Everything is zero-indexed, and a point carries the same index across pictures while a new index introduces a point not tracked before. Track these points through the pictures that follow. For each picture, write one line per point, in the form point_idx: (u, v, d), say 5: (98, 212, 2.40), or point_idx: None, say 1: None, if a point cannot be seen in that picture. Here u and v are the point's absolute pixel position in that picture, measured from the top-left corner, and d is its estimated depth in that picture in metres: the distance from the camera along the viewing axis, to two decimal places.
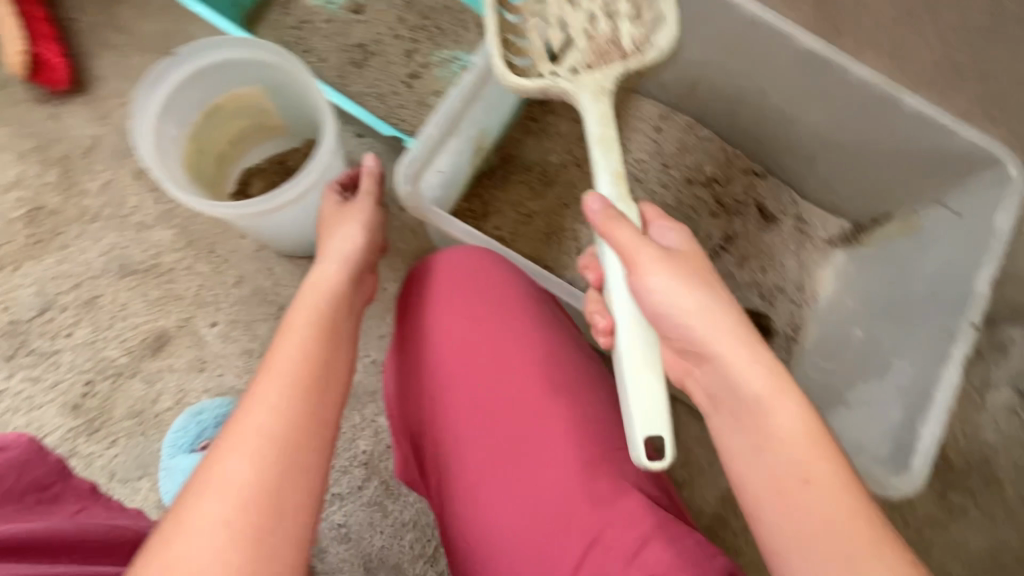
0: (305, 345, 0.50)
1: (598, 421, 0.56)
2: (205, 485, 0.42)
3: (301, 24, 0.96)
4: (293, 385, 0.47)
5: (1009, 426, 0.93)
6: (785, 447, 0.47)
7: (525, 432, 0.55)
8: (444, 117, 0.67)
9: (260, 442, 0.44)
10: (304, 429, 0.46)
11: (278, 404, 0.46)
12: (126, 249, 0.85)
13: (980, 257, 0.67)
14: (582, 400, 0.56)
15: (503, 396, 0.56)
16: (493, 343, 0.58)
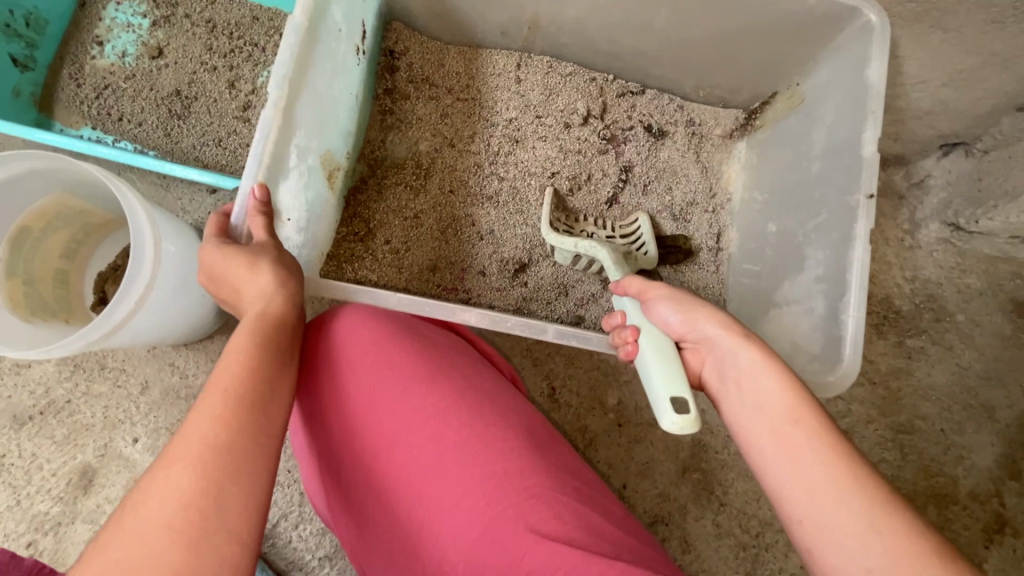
0: (213, 439, 0.39)
1: (528, 471, 0.50)
2: (107, 562, 0.34)
3: (100, 91, 0.85)
4: (198, 493, 0.37)
5: (946, 257, 0.93)
6: (783, 426, 0.46)
7: (449, 505, 0.49)
8: (260, 160, 0.56)
9: (176, 504, 0.36)
10: (203, 544, 0.36)
11: (175, 523, 0.36)
12: (12, 398, 0.78)
13: (862, 119, 0.64)
14: (505, 451, 0.51)
15: (418, 469, 0.50)
16: (393, 415, 0.51)
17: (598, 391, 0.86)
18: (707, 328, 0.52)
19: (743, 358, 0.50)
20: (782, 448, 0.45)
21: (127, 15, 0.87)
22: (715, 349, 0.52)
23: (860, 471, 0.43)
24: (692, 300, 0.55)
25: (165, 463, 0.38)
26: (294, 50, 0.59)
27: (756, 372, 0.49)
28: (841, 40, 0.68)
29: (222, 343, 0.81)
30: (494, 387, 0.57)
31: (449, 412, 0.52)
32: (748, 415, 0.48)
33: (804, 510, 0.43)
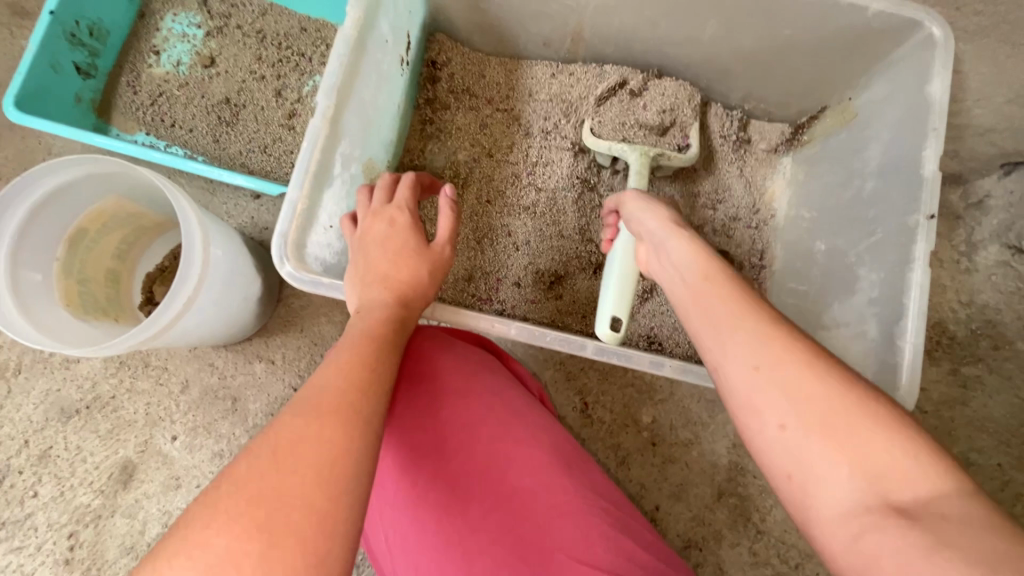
0: (342, 403, 0.39)
1: (556, 490, 0.50)
2: (244, 479, 0.34)
3: (155, 99, 0.88)
4: (332, 443, 0.37)
5: (1007, 281, 0.87)
6: (710, 304, 0.44)
7: (475, 523, 0.49)
8: (306, 168, 0.57)
9: (306, 431, 0.37)
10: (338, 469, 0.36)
11: (319, 465, 0.35)
12: (61, 392, 0.81)
13: (924, 134, 0.61)
14: (534, 468, 0.51)
15: (445, 487, 0.51)
16: (424, 432, 0.53)
17: (631, 409, 0.84)
18: (658, 227, 0.55)
19: (677, 250, 0.51)
20: (701, 312, 0.44)
21: (183, 26, 0.90)
22: (655, 241, 0.54)
23: (758, 308, 0.42)
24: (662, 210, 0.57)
25: (303, 415, 0.38)
26: (343, 60, 0.60)
27: (685, 258, 0.49)
28: (899, 55, 0.66)
29: (260, 345, 0.82)
30: (527, 405, 0.58)
31: (478, 430, 0.53)
32: (673, 281, 0.49)
33: (708, 342, 0.42)
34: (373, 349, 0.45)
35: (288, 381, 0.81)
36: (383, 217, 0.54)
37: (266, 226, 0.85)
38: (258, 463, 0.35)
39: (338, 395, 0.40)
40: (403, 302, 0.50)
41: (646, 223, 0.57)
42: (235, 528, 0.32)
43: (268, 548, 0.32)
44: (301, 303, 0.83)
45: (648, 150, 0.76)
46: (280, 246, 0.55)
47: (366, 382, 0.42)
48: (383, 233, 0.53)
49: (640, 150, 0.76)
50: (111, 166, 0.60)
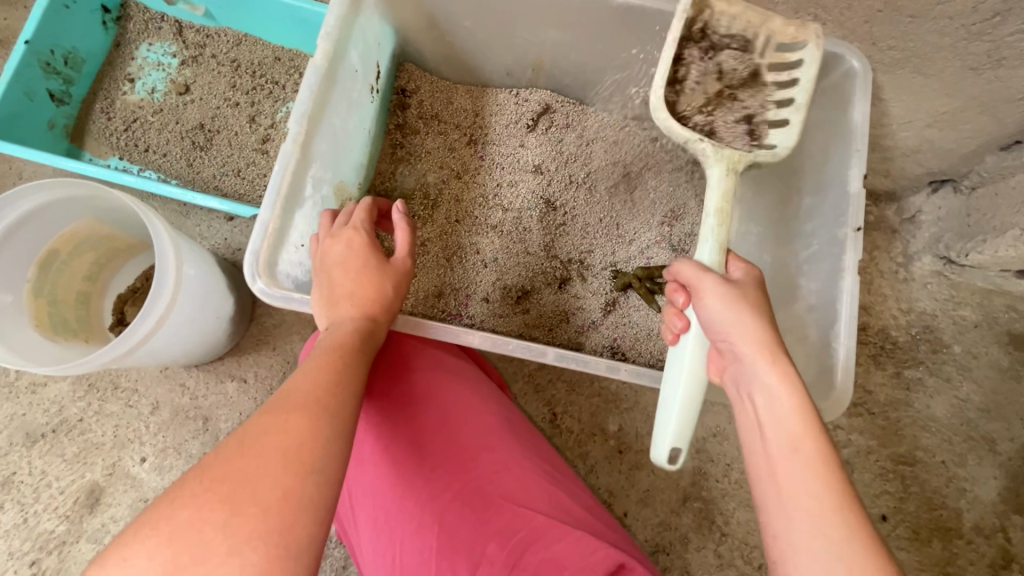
0: (310, 396, 0.42)
1: (501, 449, 0.56)
2: (212, 467, 0.36)
3: (128, 124, 0.90)
4: (294, 434, 0.38)
5: (940, 289, 0.95)
6: (790, 482, 0.44)
7: (427, 473, 0.54)
8: (277, 190, 0.60)
9: (275, 425, 0.39)
10: (306, 461, 0.37)
11: (285, 451, 0.37)
12: (26, 416, 0.80)
13: (848, 156, 0.67)
14: (481, 430, 0.57)
15: (400, 442, 0.55)
16: (385, 394, 0.58)
17: (599, 419, 0.87)
18: (741, 333, 0.50)
19: (763, 380, 0.48)
20: (781, 471, 0.45)
21: (158, 54, 0.93)
22: (738, 362, 0.51)
23: (849, 500, 0.42)
24: (753, 306, 0.52)
25: (275, 407, 0.40)
26: (313, 89, 0.63)
27: (776, 394, 0.48)
28: (829, 83, 0.71)
29: (232, 364, 0.83)
30: (477, 381, 0.63)
31: (432, 394, 0.59)
32: (757, 434, 0.48)
33: (773, 502, 0.44)
34: (345, 354, 0.47)
35: (261, 399, 0.82)
36: (340, 237, 0.56)
37: (239, 246, 0.87)
38: (228, 449, 0.37)
39: (307, 392, 0.42)
40: (369, 315, 0.53)
41: (732, 328, 0.51)
42: (203, 503, 0.34)
43: (232, 518, 0.34)
44: (273, 321, 0.85)
45: (735, 167, 0.63)
46: (252, 263, 0.58)
47: (336, 380, 0.44)
48: (341, 254, 0.55)
49: (725, 163, 0.63)
50: (82, 191, 0.62)
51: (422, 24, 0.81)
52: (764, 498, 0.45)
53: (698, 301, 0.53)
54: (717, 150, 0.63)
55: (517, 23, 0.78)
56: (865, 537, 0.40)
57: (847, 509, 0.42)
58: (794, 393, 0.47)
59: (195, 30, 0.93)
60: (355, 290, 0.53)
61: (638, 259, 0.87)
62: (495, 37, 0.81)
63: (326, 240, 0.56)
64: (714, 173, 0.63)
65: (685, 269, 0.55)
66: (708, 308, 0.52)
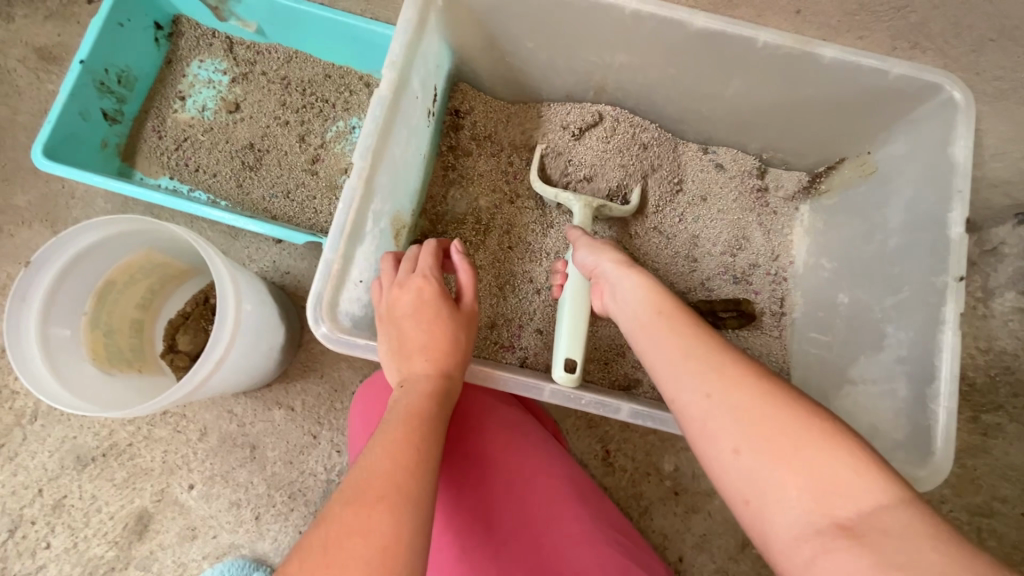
0: (390, 481, 0.38)
1: (569, 521, 0.53)
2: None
3: (179, 143, 0.89)
4: (376, 537, 0.35)
5: (1023, 327, 0.88)
6: (658, 333, 0.47)
7: (494, 548, 0.51)
8: (341, 227, 0.57)
9: (355, 525, 0.35)
10: (391, 569, 0.34)
11: (369, 558, 0.34)
12: (77, 439, 0.79)
13: (946, 196, 0.62)
14: (548, 498, 0.54)
15: (466, 511, 0.53)
16: (460, 454, 0.56)
17: (653, 457, 0.83)
18: (601, 259, 0.58)
19: (622, 282, 0.54)
20: (648, 330, 0.48)
21: (208, 71, 0.91)
22: (604, 279, 0.57)
23: (709, 334, 0.45)
24: (608, 247, 0.61)
25: (354, 500, 0.37)
26: (377, 121, 0.61)
27: (631, 284, 0.53)
28: (923, 113, 0.67)
29: (280, 391, 0.81)
30: (539, 438, 0.60)
31: (497, 458, 0.55)
32: (626, 315, 0.52)
33: (660, 367, 0.45)
34: (421, 425, 0.44)
35: (309, 429, 0.80)
36: (408, 287, 0.52)
37: (287, 270, 0.85)
38: (309, 556, 0.34)
39: (386, 478, 0.39)
40: (444, 371, 0.50)
41: (599, 263, 0.58)
42: None
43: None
44: (322, 348, 0.83)
45: (591, 203, 0.77)
46: (315, 306, 0.55)
47: (414, 461, 0.40)
48: (411, 305, 0.52)
49: (584, 201, 0.77)
50: (136, 223, 0.60)
51: (480, 44, 0.78)
52: (645, 357, 0.47)
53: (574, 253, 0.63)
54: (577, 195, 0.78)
55: (582, 46, 0.74)
56: (731, 355, 0.43)
57: (709, 337, 0.45)
58: (644, 280, 0.53)
59: (245, 47, 0.91)
60: (427, 347, 0.50)
61: (699, 290, 0.81)
62: (556, 58, 0.77)
63: (392, 288, 0.53)
64: (574, 208, 0.77)
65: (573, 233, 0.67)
66: (582, 257, 0.61)
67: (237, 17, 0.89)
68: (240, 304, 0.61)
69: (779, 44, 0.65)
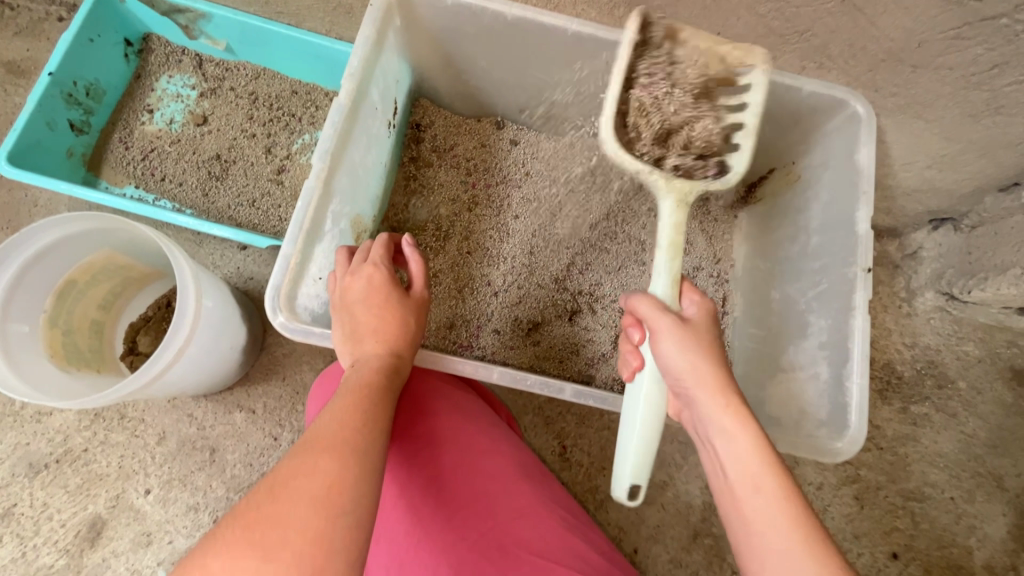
0: (339, 437, 0.41)
1: (513, 493, 0.56)
2: (243, 516, 0.36)
3: (146, 154, 0.92)
4: (322, 475, 0.38)
5: (943, 325, 0.95)
6: (755, 523, 0.47)
7: (441, 522, 0.53)
8: (299, 226, 0.60)
9: (304, 468, 0.38)
10: (335, 504, 0.37)
11: (315, 493, 0.37)
12: (30, 446, 0.79)
13: (854, 198, 0.69)
14: (494, 478, 0.56)
15: (415, 491, 0.55)
16: (411, 427, 0.58)
17: (609, 452, 0.87)
18: (693, 385, 0.52)
19: (715, 423, 0.51)
20: (743, 508, 0.48)
21: (177, 86, 0.95)
22: (695, 409, 0.53)
23: (814, 536, 0.45)
24: (698, 342, 0.53)
25: (305, 451, 0.40)
26: (337, 127, 0.65)
27: (730, 435, 0.50)
28: (833, 126, 0.74)
29: (241, 394, 0.82)
30: (490, 421, 0.63)
31: (446, 441, 0.58)
32: (719, 470, 0.50)
33: (755, 565, 0.46)
34: (371, 394, 0.47)
35: (269, 430, 0.81)
36: (360, 274, 0.56)
37: (251, 276, 0.87)
38: (257, 495, 0.37)
39: (336, 433, 0.42)
40: (394, 351, 0.53)
41: (688, 375, 0.52)
42: (235, 551, 0.34)
43: (263, 564, 0.34)
44: (284, 352, 0.84)
45: (685, 200, 0.60)
46: (273, 297, 0.58)
47: (362, 421, 0.43)
48: (362, 291, 0.55)
49: (677, 195, 0.60)
50: (68, 226, 0.62)
51: (438, 61, 0.83)
52: (739, 540, 0.48)
53: (652, 341, 0.54)
54: (668, 181, 0.60)
55: (531, 64, 0.80)
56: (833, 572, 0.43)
57: (816, 543, 0.44)
58: (746, 432, 0.50)
59: (214, 64, 0.95)
60: (380, 334, 0.53)
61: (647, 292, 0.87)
62: (509, 76, 0.83)
63: (340, 281, 0.57)
64: (665, 206, 0.60)
65: (640, 305, 0.56)
66: (661, 353, 0.54)
67: (206, 36, 0.93)
68: (201, 300, 0.64)
69: None
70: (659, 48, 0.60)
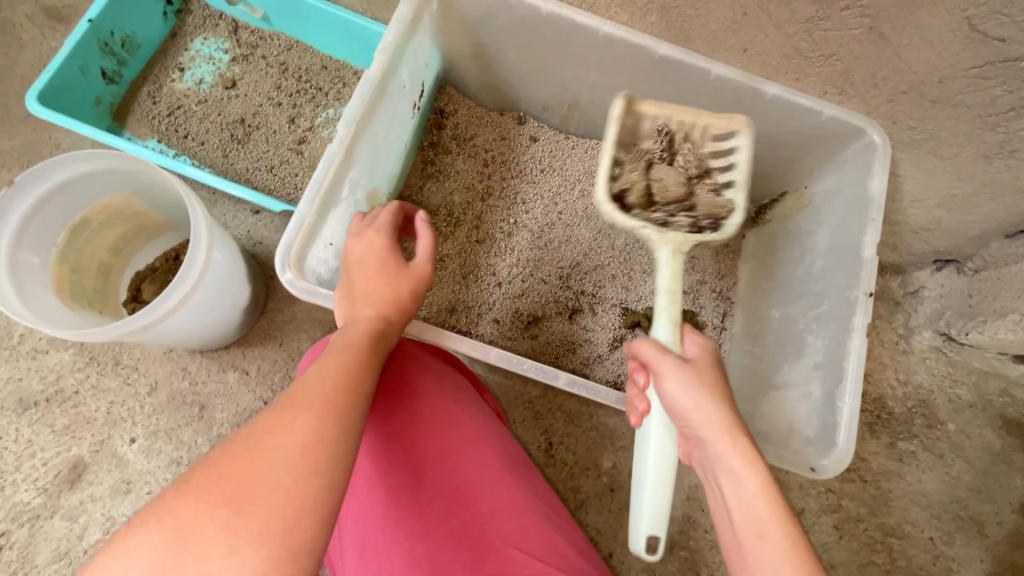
0: (325, 398, 0.42)
1: (496, 482, 0.56)
2: (219, 467, 0.37)
3: (172, 110, 0.93)
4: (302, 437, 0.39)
5: (938, 365, 0.95)
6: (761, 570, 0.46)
7: (420, 507, 0.54)
8: (316, 188, 0.61)
9: (284, 427, 0.39)
10: (313, 465, 0.38)
11: (294, 453, 0.38)
12: (21, 381, 0.79)
13: (861, 225, 0.71)
14: (478, 465, 0.56)
15: (397, 473, 0.55)
16: (398, 407, 0.58)
17: (594, 454, 0.87)
18: (705, 424, 0.52)
19: (727, 463, 0.51)
20: (751, 555, 0.47)
21: (211, 49, 0.96)
22: (703, 448, 0.53)
23: None
24: (708, 384, 0.54)
25: (285, 409, 0.40)
26: (365, 97, 0.66)
27: (741, 478, 0.50)
28: (849, 154, 0.75)
29: (236, 354, 0.83)
30: (477, 407, 0.63)
31: (433, 425, 0.58)
32: (727, 513, 0.50)
33: None
34: (363, 359, 0.47)
35: (261, 393, 0.82)
36: (362, 238, 0.58)
37: (260, 241, 0.88)
38: (236, 447, 0.38)
39: (321, 394, 0.42)
40: (385, 317, 0.54)
41: (696, 415, 0.52)
42: (209, 499, 0.36)
43: (234, 516, 0.36)
44: (284, 317, 0.85)
45: (682, 250, 0.61)
46: (283, 254, 0.59)
47: (350, 385, 0.44)
48: (363, 255, 0.57)
49: (673, 245, 0.61)
50: (89, 164, 0.63)
51: (468, 50, 0.84)
52: None
53: (659, 381, 0.55)
54: (663, 234, 0.61)
55: (559, 61, 0.81)
56: None
57: None
58: (757, 477, 0.49)
59: (249, 31, 0.97)
60: (375, 302, 0.54)
61: (649, 298, 0.88)
62: (537, 71, 0.84)
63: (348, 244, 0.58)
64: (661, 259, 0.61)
65: (646, 346, 0.56)
66: (668, 392, 0.54)
67: (246, 3, 0.95)
68: (211, 251, 0.65)
69: (728, 77, 0.73)
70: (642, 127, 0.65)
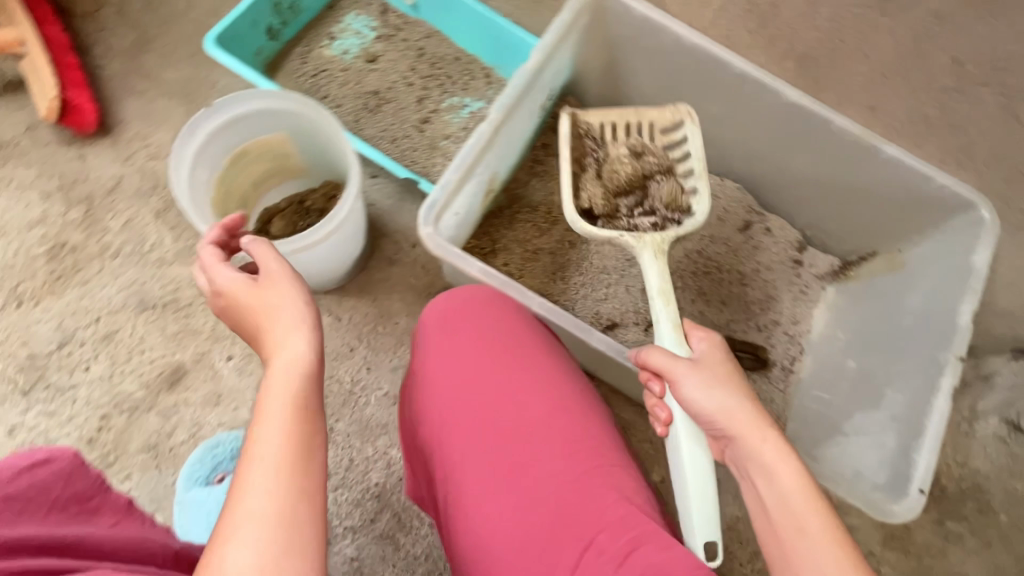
0: (286, 414, 0.45)
1: (548, 449, 0.52)
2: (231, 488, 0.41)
3: (317, 72, 1.02)
4: (274, 448, 0.43)
5: (1000, 455, 0.94)
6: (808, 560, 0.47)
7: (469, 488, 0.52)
8: (462, 162, 0.67)
9: (265, 445, 0.43)
10: (296, 470, 0.42)
11: (277, 461, 0.42)
12: (144, 285, 0.87)
13: (958, 292, 0.72)
14: (522, 437, 0.52)
15: (442, 453, 0.54)
16: (437, 377, 0.56)
17: (645, 465, 0.89)
18: (730, 417, 0.54)
19: (760, 454, 0.52)
20: (794, 548, 0.48)
21: (360, 24, 1.05)
22: (732, 444, 0.54)
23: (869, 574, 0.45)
24: (722, 381, 0.56)
25: (256, 431, 0.44)
26: (513, 95, 0.72)
27: (777, 465, 0.51)
28: (954, 224, 0.77)
29: (334, 301, 0.89)
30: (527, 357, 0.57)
31: (467, 396, 0.54)
32: (765, 510, 0.51)
33: None
34: (298, 371, 0.48)
35: (348, 340, 0.88)
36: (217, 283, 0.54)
37: (372, 203, 0.94)
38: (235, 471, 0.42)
39: (282, 410, 0.45)
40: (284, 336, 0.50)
41: (718, 413, 0.54)
42: (228, 523, 0.40)
43: (249, 527, 0.39)
44: (381, 276, 0.91)
45: (662, 248, 0.71)
46: (426, 212, 0.65)
47: (294, 399, 0.46)
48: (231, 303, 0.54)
49: (652, 246, 0.71)
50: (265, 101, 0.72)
51: (600, 66, 0.90)
52: None
53: (674, 386, 0.57)
54: (642, 239, 0.72)
55: (686, 90, 0.86)
56: None
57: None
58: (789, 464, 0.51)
59: (397, 15, 1.06)
60: (280, 327, 0.50)
61: (724, 326, 0.90)
62: (661, 96, 0.90)
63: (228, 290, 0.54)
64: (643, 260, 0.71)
65: (652, 356, 0.59)
66: (686, 396, 0.56)
67: None
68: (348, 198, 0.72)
69: (851, 131, 0.77)
70: (595, 131, 0.80)
